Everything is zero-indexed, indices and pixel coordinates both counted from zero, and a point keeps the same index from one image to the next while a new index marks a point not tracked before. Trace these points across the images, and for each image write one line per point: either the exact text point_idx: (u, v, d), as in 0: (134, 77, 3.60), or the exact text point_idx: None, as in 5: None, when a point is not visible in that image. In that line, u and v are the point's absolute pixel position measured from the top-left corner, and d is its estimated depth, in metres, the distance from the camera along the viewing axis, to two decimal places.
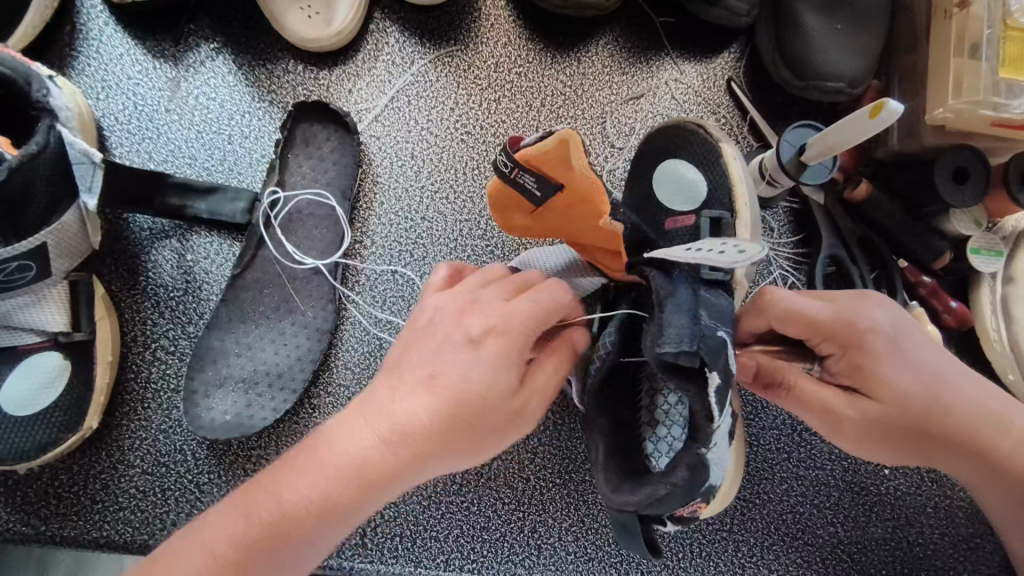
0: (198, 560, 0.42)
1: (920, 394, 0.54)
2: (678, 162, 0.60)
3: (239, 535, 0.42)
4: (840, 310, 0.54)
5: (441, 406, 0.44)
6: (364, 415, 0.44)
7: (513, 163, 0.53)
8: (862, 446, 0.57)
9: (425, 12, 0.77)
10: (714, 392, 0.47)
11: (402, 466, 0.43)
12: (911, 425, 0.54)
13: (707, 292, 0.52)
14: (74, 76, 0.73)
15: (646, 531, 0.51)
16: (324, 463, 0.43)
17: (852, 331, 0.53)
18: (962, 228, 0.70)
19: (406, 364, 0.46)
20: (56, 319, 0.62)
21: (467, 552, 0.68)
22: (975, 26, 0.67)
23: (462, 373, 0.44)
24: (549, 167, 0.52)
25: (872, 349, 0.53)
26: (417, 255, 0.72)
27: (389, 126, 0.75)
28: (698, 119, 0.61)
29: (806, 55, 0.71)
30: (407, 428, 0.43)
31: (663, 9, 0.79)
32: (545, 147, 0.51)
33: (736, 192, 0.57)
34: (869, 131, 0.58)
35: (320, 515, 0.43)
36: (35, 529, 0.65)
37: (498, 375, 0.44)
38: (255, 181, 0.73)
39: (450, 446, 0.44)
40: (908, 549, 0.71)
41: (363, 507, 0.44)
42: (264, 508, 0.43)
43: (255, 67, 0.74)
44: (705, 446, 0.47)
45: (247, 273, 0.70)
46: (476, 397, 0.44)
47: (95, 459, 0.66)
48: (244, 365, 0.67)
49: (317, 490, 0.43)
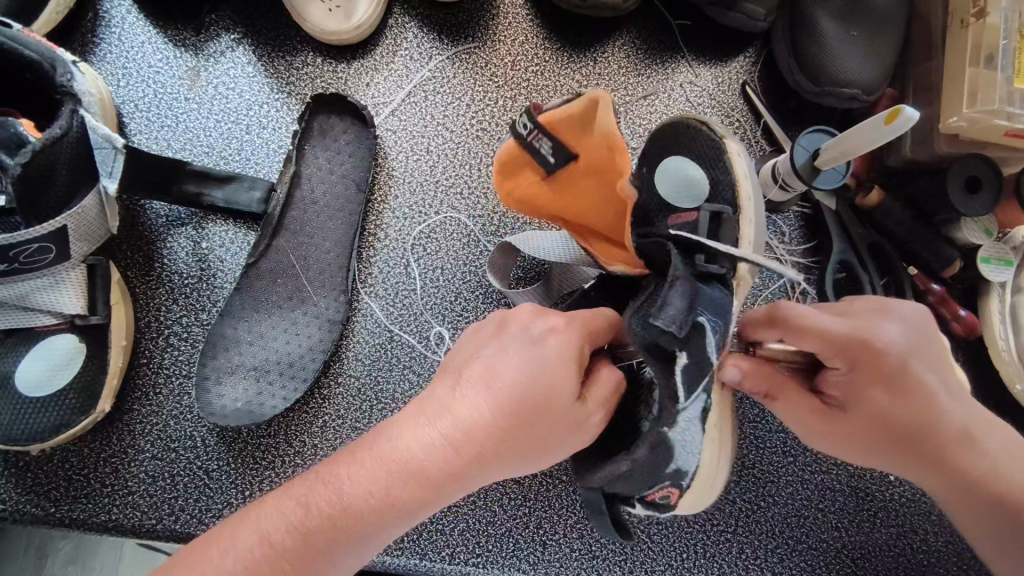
0: (251, 540, 0.46)
1: (910, 411, 0.54)
2: (681, 160, 0.59)
3: (295, 524, 0.46)
4: (860, 325, 0.53)
5: (502, 401, 0.47)
6: (422, 409, 0.49)
7: (536, 125, 0.55)
8: (842, 444, 0.58)
9: (444, 9, 0.78)
10: (681, 373, 0.50)
11: (465, 464, 0.46)
12: (894, 439, 0.56)
13: (703, 285, 0.53)
14: (96, 62, 0.73)
15: (613, 510, 0.57)
16: (381, 462, 0.47)
17: (866, 352, 0.52)
18: (975, 238, 0.72)
19: (471, 361, 0.51)
20: (73, 302, 0.63)
21: (473, 546, 0.68)
22: (991, 35, 0.67)
23: (541, 358, 0.49)
24: (569, 131, 0.55)
25: (879, 371, 0.52)
26: (431, 249, 0.73)
27: (405, 120, 0.76)
28: (702, 115, 0.59)
29: (821, 62, 0.72)
30: (469, 424, 0.47)
31: (680, 12, 0.79)
32: (567, 108, 0.53)
33: (739, 191, 0.55)
34: (884, 139, 0.59)
35: (384, 511, 0.46)
36: (45, 511, 0.65)
37: (566, 371, 0.49)
38: (272, 171, 0.74)
39: (506, 440, 0.47)
40: (911, 556, 0.71)
41: (423, 504, 0.47)
42: (324, 500, 0.47)
43: (274, 59, 0.75)
44: (667, 426, 0.50)
45: (261, 263, 0.69)
46: (540, 388, 0.48)
47: (107, 442, 0.67)
48: (256, 353, 0.68)
49: (389, 482, 0.46)
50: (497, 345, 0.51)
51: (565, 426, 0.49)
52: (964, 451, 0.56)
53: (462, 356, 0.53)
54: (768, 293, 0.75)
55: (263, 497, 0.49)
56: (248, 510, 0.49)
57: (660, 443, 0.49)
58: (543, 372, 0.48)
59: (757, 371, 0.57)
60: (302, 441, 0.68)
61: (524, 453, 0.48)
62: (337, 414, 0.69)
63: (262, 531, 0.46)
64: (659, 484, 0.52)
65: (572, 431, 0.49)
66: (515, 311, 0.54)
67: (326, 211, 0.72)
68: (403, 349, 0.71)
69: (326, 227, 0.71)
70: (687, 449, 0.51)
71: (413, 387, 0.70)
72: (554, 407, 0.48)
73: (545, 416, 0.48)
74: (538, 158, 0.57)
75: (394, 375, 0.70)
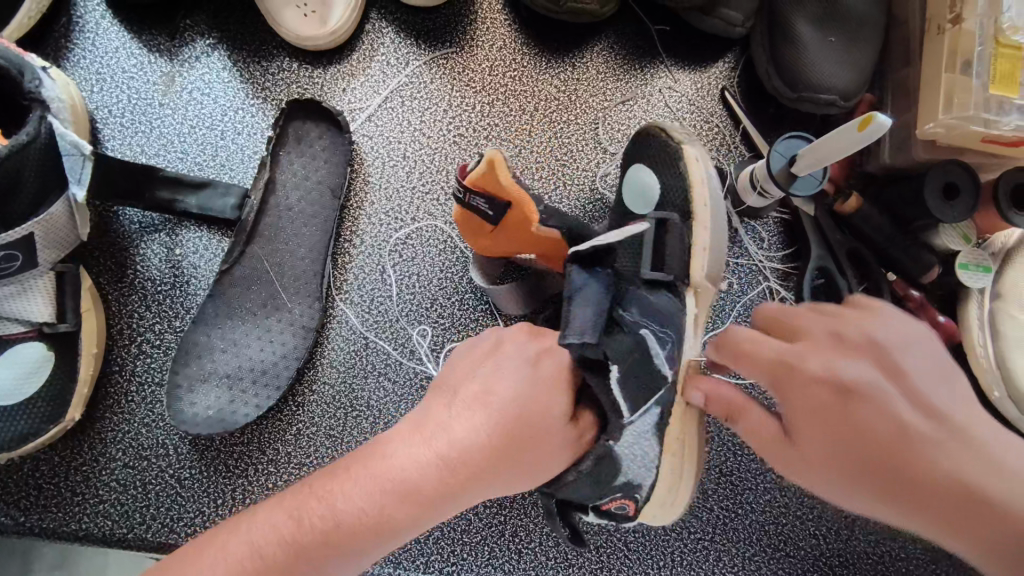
0: (244, 553, 0.45)
1: (856, 426, 0.48)
2: (638, 168, 0.62)
3: (288, 538, 0.45)
4: (789, 347, 0.51)
5: (496, 422, 0.49)
6: (418, 429, 0.50)
7: (465, 191, 0.59)
8: (814, 486, 0.51)
9: (421, 14, 0.77)
10: (615, 384, 0.51)
11: (461, 484, 0.47)
12: (861, 468, 0.48)
13: (647, 292, 0.55)
14: (70, 68, 0.73)
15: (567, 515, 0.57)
16: (377, 479, 0.47)
17: (791, 372, 0.50)
18: (948, 239, 0.72)
19: (465, 382, 0.53)
20: (41, 310, 0.62)
21: (447, 554, 0.68)
22: (967, 41, 0.67)
23: (538, 386, 0.51)
24: (491, 189, 0.59)
25: (806, 392, 0.49)
26: (407, 255, 0.73)
27: (382, 126, 0.75)
28: (661, 122, 0.62)
29: (799, 69, 0.72)
30: (466, 445, 0.48)
31: (659, 17, 0.79)
32: (478, 172, 0.58)
33: (693, 194, 0.58)
34: (857, 143, 0.58)
35: (375, 529, 0.45)
36: (15, 520, 0.65)
37: (557, 394, 0.51)
38: (247, 177, 0.73)
39: (501, 463, 0.48)
40: (889, 563, 0.71)
41: (419, 523, 0.47)
42: (317, 516, 0.46)
43: (250, 64, 0.75)
44: (613, 438, 0.51)
45: (234, 270, 0.69)
46: (533, 408, 0.50)
47: (77, 451, 0.66)
48: (229, 360, 0.67)
49: (387, 500, 0.46)
50: (491, 368, 0.53)
51: (558, 453, 0.50)
52: (958, 479, 0.45)
53: (455, 376, 0.54)
54: (746, 299, 0.75)
55: (252, 508, 0.49)
56: (237, 519, 0.48)
57: (606, 456, 0.51)
58: (538, 396, 0.50)
59: (719, 396, 0.55)
60: (275, 448, 0.68)
61: (514, 476, 0.49)
62: (311, 422, 0.68)
63: (254, 543, 0.45)
64: (610, 495, 0.53)
65: (565, 453, 0.50)
66: (506, 336, 0.57)
67: (301, 217, 0.71)
68: (379, 355, 0.70)
69: (300, 234, 0.71)
70: (636, 462, 0.52)
71: (388, 395, 0.70)
72: (549, 431, 0.50)
73: (536, 438, 0.49)
74: (479, 215, 0.61)
75: (368, 382, 0.70)
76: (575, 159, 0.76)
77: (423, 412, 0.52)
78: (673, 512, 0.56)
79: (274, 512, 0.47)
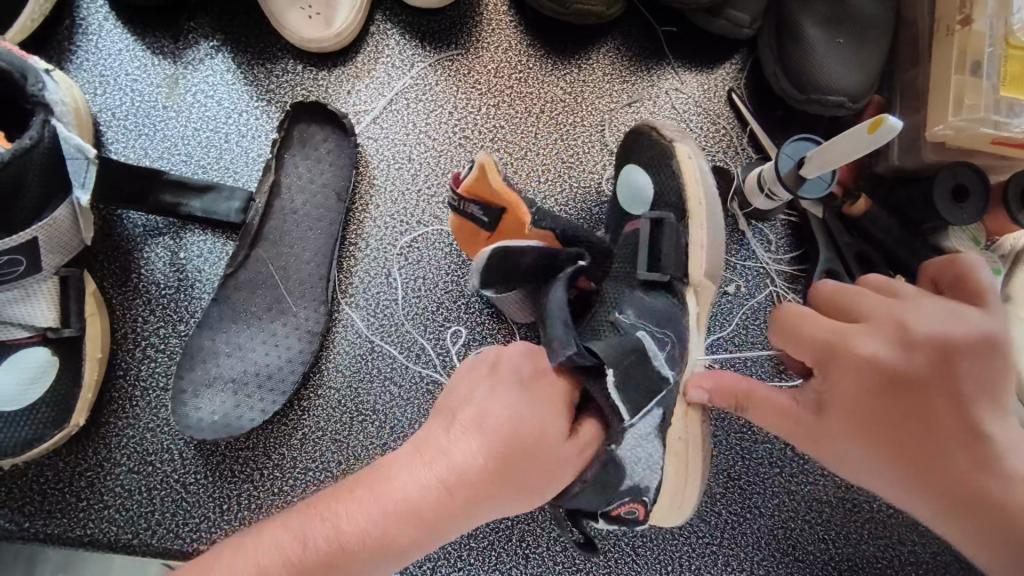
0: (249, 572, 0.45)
1: (889, 401, 0.51)
2: (632, 168, 0.63)
3: (292, 559, 0.45)
4: (834, 328, 0.54)
5: (496, 442, 0.48)
6: (420, 450, 0.49)
7: (458, 201, 0.59)
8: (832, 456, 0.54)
9: (426, 16, 0.77)
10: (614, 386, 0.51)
11: (462, 505, 0.46)
12: (881, 442, 0.51)
13: (642, 293, 0.58)
14: (73, 70, 0.72)
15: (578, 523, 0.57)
16: (380, 500, 0.46)
17: (835, 350, 0.53)
18: (958, 241, 0.71)
19: (465, 402, 0.52)
20: (45, 315, 0.62)
21: (455, 559, 0.68)
22: (977, 42, 0.66)
23: (537, 403, 0.50)
24: (484, 194, 0.58)
25: (842, 369, 0.53)
26: (412, 258, 0.72)
27: (387, 128, 0.75)
28: (652, 121, 0.64)
29: (806, 70, 0.71)
30: (466, 466, 0.47)
31: (665, 18, 0.78)
32: (470, 179, 0.57)
33: (688, 191, 0.60)
34: (867, 146, 0.58)
35: (376, 551, 0.45)
36: (20, 526, 0.64)
37: (555, 414, 0.50)
38: (251, 180, 0.73)
39: (501, 483, 0.47)
40: (900, 567, 0.71)
41: (422, 545, 0.46)
42: (321, 537, 0.45)
43: (254, 66, 0.74)
44: (614, 442, 0.51)
45: (239, 273, 0.68)
46: (530, 430, 0.48)
47: (81, 457, 0.66)
48: (234, 365, 0.67)
49: (390, 520, 0.45)
50: (490, 387, 0.52)
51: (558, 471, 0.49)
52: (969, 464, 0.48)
53: (456, 396, 0.53)
54: (755, 301, 0.74)
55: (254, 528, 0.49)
56: (243, 538, 0.48)
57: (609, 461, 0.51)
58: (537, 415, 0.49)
59: (722, 386, 0.59)
60: (281, 453, 0.67)
61: (514, 496, 0.48)
62: (317, 426, 0.68)
63: (260, 564, 0.45)
64: (618, 500, 0.53)
65: (565, 472, 0.49)
66: (506, 352, 0.55)
67: (306, 221, 0.71)
68: (385, 360, 0.70)
69: (305, 237, 0.70)
70: (641, 464, 0.54)
71: (394, 399, 0.69)
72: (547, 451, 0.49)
73: (535, 457, 0.48)
74: (474, 221, 0.60)
75: (374, 386, 0.69)
76: (582, 161, 0.75)
77: (425, 434, 0.51)
78: (681, 513, 0.59)
79: (280, 532, 0.47)
